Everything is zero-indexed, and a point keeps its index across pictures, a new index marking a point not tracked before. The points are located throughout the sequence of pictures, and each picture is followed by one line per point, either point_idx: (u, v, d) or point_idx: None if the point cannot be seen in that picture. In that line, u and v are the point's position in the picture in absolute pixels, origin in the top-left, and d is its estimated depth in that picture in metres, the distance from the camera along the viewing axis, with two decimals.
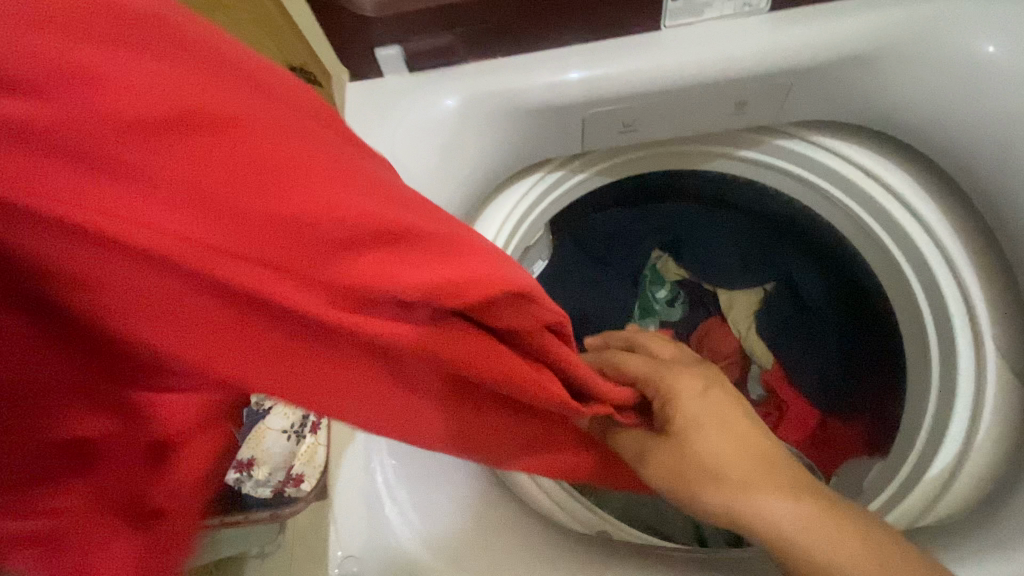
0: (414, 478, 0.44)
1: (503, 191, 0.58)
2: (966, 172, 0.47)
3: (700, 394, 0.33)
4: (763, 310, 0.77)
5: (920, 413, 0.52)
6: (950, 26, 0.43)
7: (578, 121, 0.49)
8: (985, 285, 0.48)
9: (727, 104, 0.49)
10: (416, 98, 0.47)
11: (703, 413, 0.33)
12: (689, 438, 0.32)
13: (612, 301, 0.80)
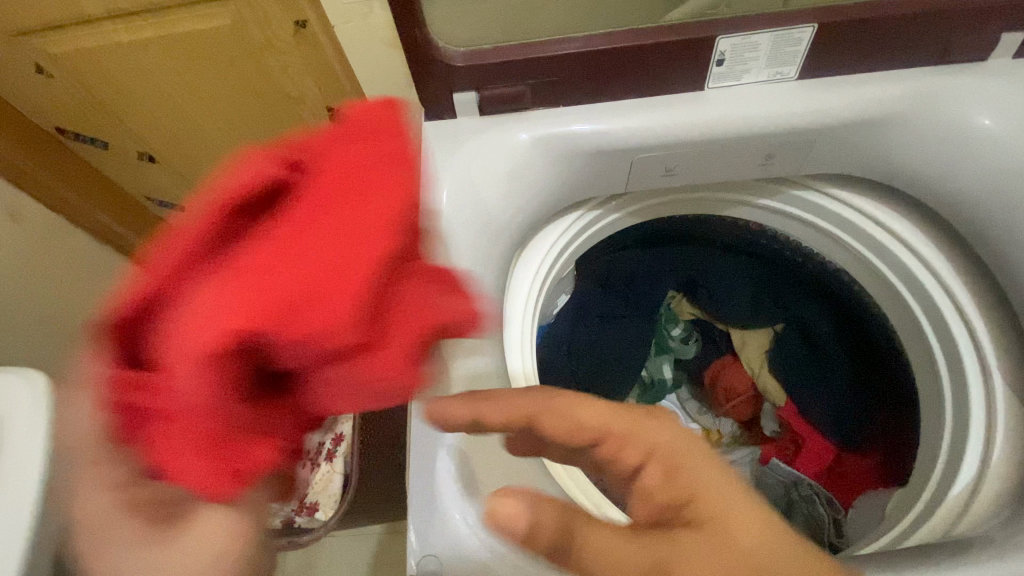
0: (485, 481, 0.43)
1: (551, 220, 0.63)
2: (962, 219, 0.53)
3: (689, 477, 0.29)
4: (774, 349, 0.83)
5: (934, 449, 0.56)
6: (944, 99, 0.51)
7: (626, 164, 0.55)
8: (996, 327, 0.53)
9: (756, 156, 0.55)
10: (489, 139, 0.52)
11: (703, 493, 0.29)
12: (688, 541, 0.27)
13: (630, 338, 0.86)
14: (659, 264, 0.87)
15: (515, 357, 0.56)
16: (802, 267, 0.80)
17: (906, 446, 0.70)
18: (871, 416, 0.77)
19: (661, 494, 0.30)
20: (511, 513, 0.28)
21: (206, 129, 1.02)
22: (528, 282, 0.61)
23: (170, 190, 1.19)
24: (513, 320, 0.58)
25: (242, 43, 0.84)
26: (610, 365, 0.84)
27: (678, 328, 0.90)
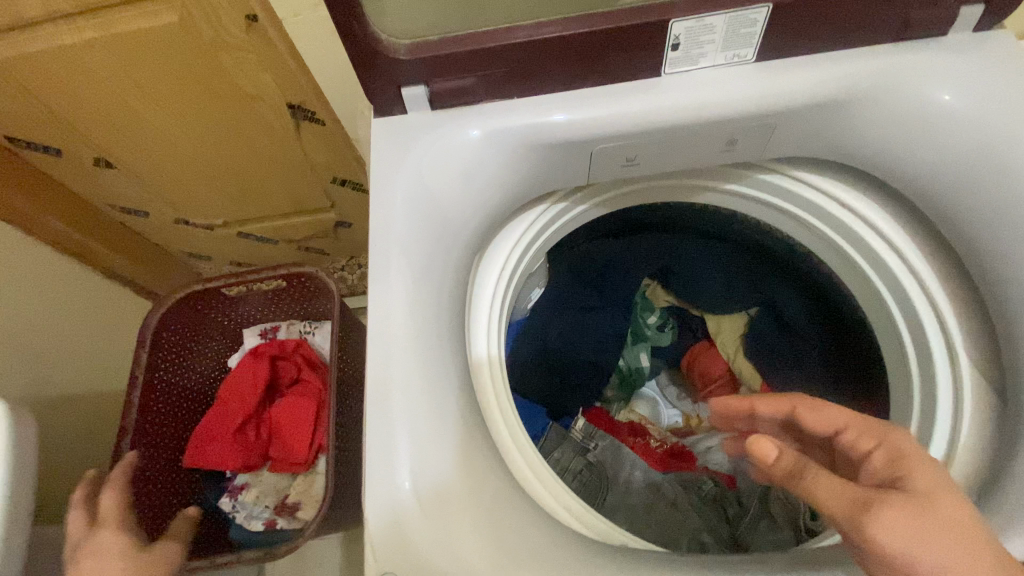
0: (434, 472, 0.42)
1: (514, 216, 0.61)
2: (927, 197, 0.53)
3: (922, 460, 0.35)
4: (749, 333, 0.83)
5: (903, 426, 0.56)
6: (904, 76, 0.50)
7: (586, 156, 0.53)
8: (960, 304, 0.53)
9: (718, 142, 0.54)
10: (442, 135, 0.50)
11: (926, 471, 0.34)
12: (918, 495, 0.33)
13: (605, 328, 0.86)
14: (631, 254, 0.87)
15: (481, 358, 0.55)
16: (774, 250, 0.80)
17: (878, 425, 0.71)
18: (844, 397, 0.77)
19: (884, 471, 0.36)
20: (766, 449, 0.39)
21: (166, 129, 0.97)
22: (494, 279, 0.59)
23: (131, 196, 1.15)
24: (478, 320, 0.57)
25: (192, 40, 0.80)
26: (587, 358, 0.84)
27: (654, 316, 0.90)
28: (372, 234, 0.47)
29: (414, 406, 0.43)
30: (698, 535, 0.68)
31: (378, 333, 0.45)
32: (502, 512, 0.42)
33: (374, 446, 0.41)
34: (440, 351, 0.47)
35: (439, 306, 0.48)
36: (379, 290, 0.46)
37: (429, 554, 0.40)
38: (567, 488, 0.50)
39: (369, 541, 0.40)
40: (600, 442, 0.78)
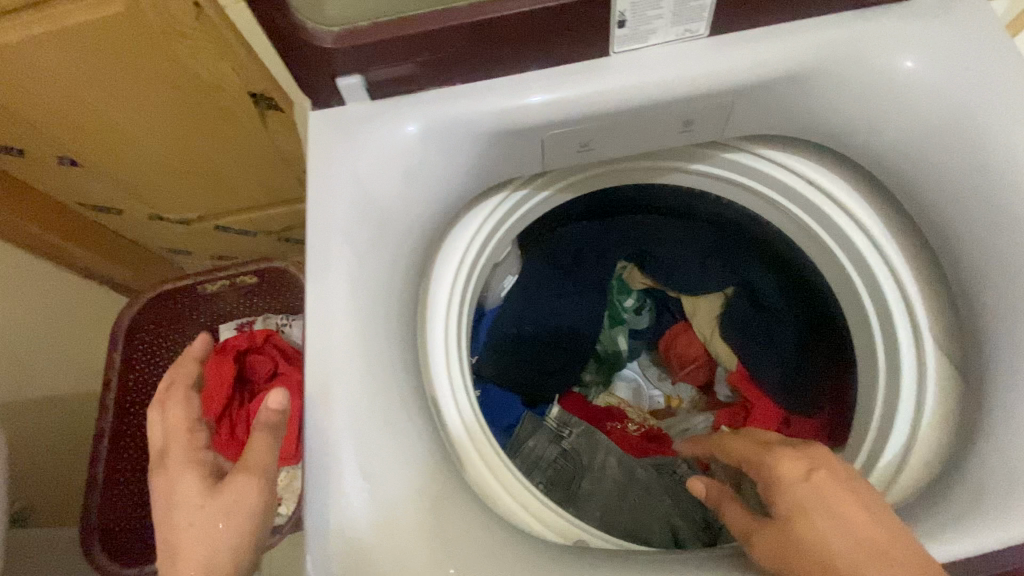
0: (377, 479, 0.41)
1: (471, 207, 0.59)
2: (890, 173, 0.51)
3: None
4: (725, 313, 0.82)
5: (867, 410, 0.56)
6: (867, 44, 0.47)
7: (537, 144, 0.51)
8: (925, 285, 0.52)
9: (674, 123, 0.52)
10: (381, 128, 0.48)
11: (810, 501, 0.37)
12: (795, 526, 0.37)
13: (578, 314, 0.84)
14: (604, 237, 0.85)
15: (438, 356, 0.54)
16: (748, 228, 0.78)
17: (847, 400, 0.70)
18: (814, 371, 0.77)
19: None
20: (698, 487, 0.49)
21: (130, 132, 0.92)
22: (450, 275, 0.57)
23: (103, 194, 1.07)
24: (435, 316, 0.55)
25: (144, 31, 0.74)
26: (562, 344, 0.84)
27: (631, 299, 0.88)
28: (309, 236, 0.46)
29: (356, 411, 0.42)
30: (670, 520, 0.68)
31: (319, 341, 0.44)
32: (448, 515, 0.42)
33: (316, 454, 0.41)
34: (386, 352, 0.46)
35: (385, 309, 0.47)
36: (317, 295, 0.45)
37: (374, 562, 0.39)
38: (527, 485, 0.50)
39: (310, 544, 0.40)
40: (574, 429, 0.77)
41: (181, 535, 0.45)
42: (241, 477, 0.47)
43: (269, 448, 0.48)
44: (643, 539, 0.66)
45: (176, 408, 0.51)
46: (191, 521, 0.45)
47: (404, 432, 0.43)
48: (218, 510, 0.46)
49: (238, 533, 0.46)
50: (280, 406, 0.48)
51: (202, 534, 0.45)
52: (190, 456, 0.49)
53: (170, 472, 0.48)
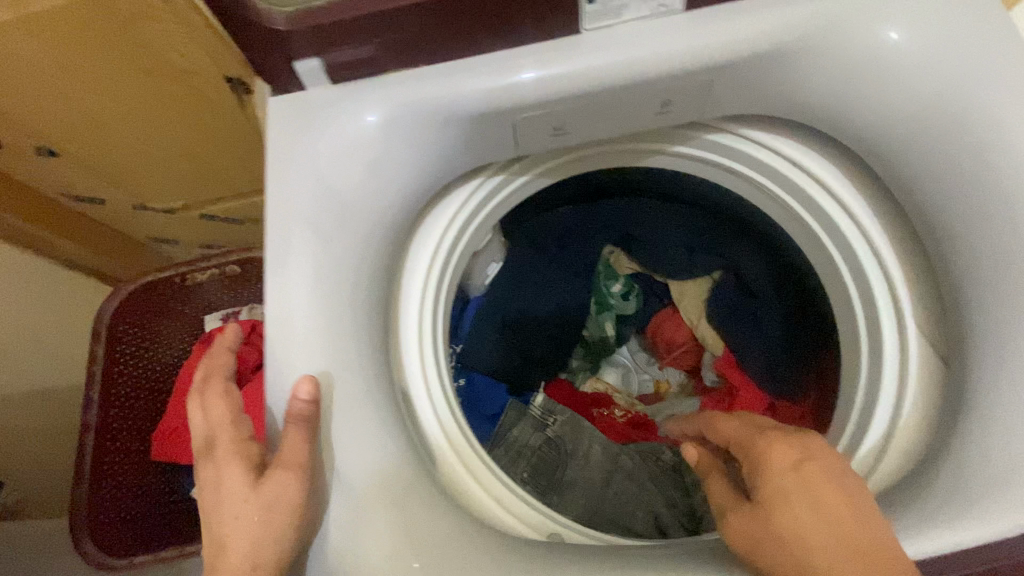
0: (342, 476, 0.41)
1: (446, 194, 0.57)
2: (876, 153, 0.49)
3: None
4: (712, 297, 0.80)
5: (850, 397, 0.55)
6: (853, 15, 0.44)
7: (508, 126, 0.49)
8: (909, 269, 0.51)
9: (651, 103, 0.49)
10: (340, 114, 0.46)
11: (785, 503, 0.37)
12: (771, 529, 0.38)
13: (564, 300, 0.83)
14: (590, 221, 0.83)
15: (411, 349, 0.52)
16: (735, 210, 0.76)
17: (831, 386, 0.70)
18: (798, 358, 0.77)
19: None
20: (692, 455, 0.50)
21: (117, 127, 0.88)
22: (425, 265, 0.55)
23: (81, 184, 1.00)
24: (409, 309, 0.54)
25: (109, 11, 0.68)
26: (548, 331, 0.83)
27: (618, 284, 0.87)
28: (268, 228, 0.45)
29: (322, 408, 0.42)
30: (652, 508, 0.68)
31: (282, 338, 0.43)
32: (413, 512, 0.41)
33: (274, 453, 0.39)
34: (351, 347, 0.45)
35: (350, 303, 0.46)
36: (274, 290, 0.44)
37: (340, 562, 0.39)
38: (501, 478, 0.49)
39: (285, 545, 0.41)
40: (560, 416, 0.77)
41: (227, 536, 0.37)
42: (282, 469, 0.38)
43: (308, 438, 0.40)
44: (626, 531, 0.66)
45: (215, 394, 0.41)
46: (237, 516, 0.37)
47: (369, 428, 0.43)
48: (256, 508, 0.37)
49: (287, 532, 0.38)
50: (313, 395, 0.41)
51: (246, 536, 0.37)
52: (234, 447, 0.39)
53: (218, 463, 0.38)
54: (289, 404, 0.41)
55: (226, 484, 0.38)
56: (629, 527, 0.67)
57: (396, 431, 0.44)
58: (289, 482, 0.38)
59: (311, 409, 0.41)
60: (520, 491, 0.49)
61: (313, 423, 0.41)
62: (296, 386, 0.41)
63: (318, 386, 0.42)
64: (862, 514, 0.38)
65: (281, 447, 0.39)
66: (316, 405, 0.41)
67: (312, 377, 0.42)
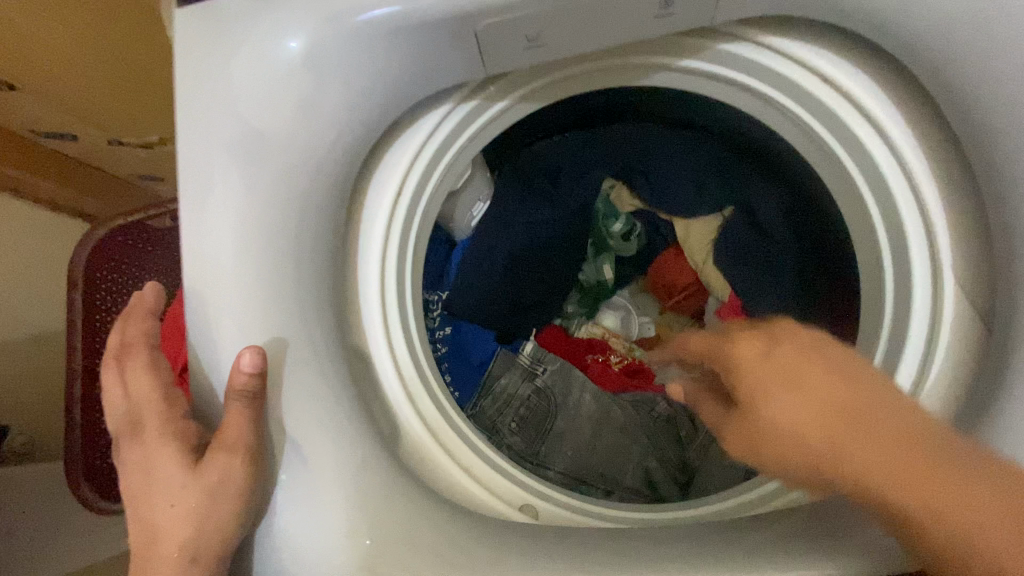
0: (285, 462, 0.36)
1: (406, 130, 0.48)
2: (934, 65, 0.39)
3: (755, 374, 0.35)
4: (721, 239, 0.73)
5: (871, 355, 0.49)
6: None
7: (471, 39, 0.40)
8: (957, 209, 0.43)
9: (649, 4, 0.39)
10: (259, 31, 0.38)
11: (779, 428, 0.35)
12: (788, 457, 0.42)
13: (558, 242, 0.76)
14: (588, 152, 0.74)
15: (371, 312, 0.47)
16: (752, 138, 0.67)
17: (851, 311, 0.64)
18: (813, 287, 0.70)
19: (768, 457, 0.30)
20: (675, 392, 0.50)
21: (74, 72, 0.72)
22: (384, 216, 0.48)
23: (39, 120, 0.81)
24: (370, 262, 0.47)
25: None
26: (542, 276, 0.76)
27: (619, 223, 0.78)
28: (183, 170, 0.39)
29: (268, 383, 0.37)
30: (643, 463, 0.65)
31: (210, 302, 0.38)
32: (370, 494, 0.37)
33: (207, 437, 0.34)
34: (291, 312, 0.39)
35: (289, 262, 0.40)
36: (194, 246, 0.38)
37: (290, 551, 0.36)
38: (474, 449, 0.46)
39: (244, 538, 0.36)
40: (550, 366, 0.73)
41: (159, 527, 0.32)
42: (222, 452, 0.33)
43: (253, 417, 0.34)
44: (614, 488, 0.63)
45: (138, 365, 0.35)
46: (170, 503, 0.32)
47: (313, 405, 0.38)
48: (188, 501, 0.32)
49: (233, 517, 0.33)
50: (257, 367, 0.34)
51: (183, 527, 0.32)
52: (162, 431, 0.33)
53: (147, 446, 0.33)
54: (230, 376, 0.34)
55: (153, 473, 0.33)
56: (617, 484, 0.64)
57: (351, 405, 0.39)
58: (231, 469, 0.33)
59: (256, 383, 0.34)
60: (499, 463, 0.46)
61: (260, 399, 0.34)
62: (237, 356, 0.34)
63: (264, 357, 0.35)
64: (849, 378, 0.32)
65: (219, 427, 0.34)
66: (262, 377, 0.35)
67: (256, 346, 0.35)
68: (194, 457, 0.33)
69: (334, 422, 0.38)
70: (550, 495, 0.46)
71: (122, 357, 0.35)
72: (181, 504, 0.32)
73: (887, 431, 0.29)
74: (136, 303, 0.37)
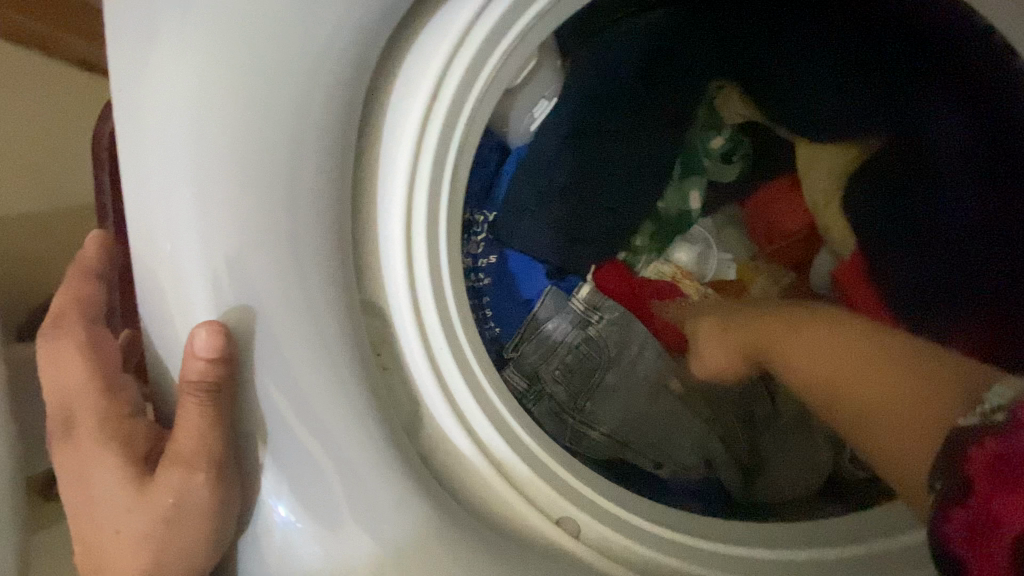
0: (293, 468, 0.29)
1: (442, 5, 0.34)
2: None
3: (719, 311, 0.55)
4: (861, 180, 0.57)
5: None
6: None
7: None
8: None
9: None
10: None
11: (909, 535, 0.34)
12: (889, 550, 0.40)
13: (636, 159, 0.60)
14: (693, 46, 0.59)
15: (393, 266, 0.36)
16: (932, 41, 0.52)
17: None
18: (953, 282, 0.54)
19: None
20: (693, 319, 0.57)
21: None
22: (412, 130, 0.35)
23: None
24: (392, 191, 0.35)
25: None
26: (611, 204, 0.61)
27: (721, 139, 0.63)
28: (130, 33, 0.28)
29: (263, 362, 0.29)
30: (703, 442, 0.57)
31: (168, 252, 0.28)
32: (373, 510, 0.30)
33: (161, 443, 0.28)
34: (269, 269, 0.29)
35: (279, 195, 0.30)
36: (139, 147, 0.28)
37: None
38: (516, 447, 0.37)
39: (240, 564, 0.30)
40: (606, 315, 0.61)
41: (110, 552, 0.27)
42: (180, 466, 0.27)
43: (216, 413, 0.28)
44: (669, 466, 0.56)
45: (70, 345, 0.28)
46: (116, 529, 0.27)
47: (313, 391, 0.30)
48: (137, 529, 0.27)
49: (200, 543, 0.28)
50: (217, 352, 0.28)
51: (138, 555, 0.27)
52: (104, 437, 0.27)
53: (85, 454, 0.27)
54: (185, 363, 0.28)
55: (96, 487, 0.27)
56: (673, 462, 0.56)
57: (370, 395, 0.32)
58: (192, 489, 0.27)
59: (216, 372, 0.28)
60: (546, 462, 0.38)
61: (229, 388, 0.29)
62: (191, 337, 0.28)
63: (227, 338, 0.28)
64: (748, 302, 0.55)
65: (174, 430, 0.28)
66: (227, 364, 0.28)
67: (216, 322, 0.28)
68: (142, 473, 0.27)
69: (354, 410, 0.31)
70: (609, 508, 0.38)
71: (55, 331, 0.29)
72: (128, 531, 0.27)
73: (774, 322, 0.49)
74: (76, 261, 0.31)
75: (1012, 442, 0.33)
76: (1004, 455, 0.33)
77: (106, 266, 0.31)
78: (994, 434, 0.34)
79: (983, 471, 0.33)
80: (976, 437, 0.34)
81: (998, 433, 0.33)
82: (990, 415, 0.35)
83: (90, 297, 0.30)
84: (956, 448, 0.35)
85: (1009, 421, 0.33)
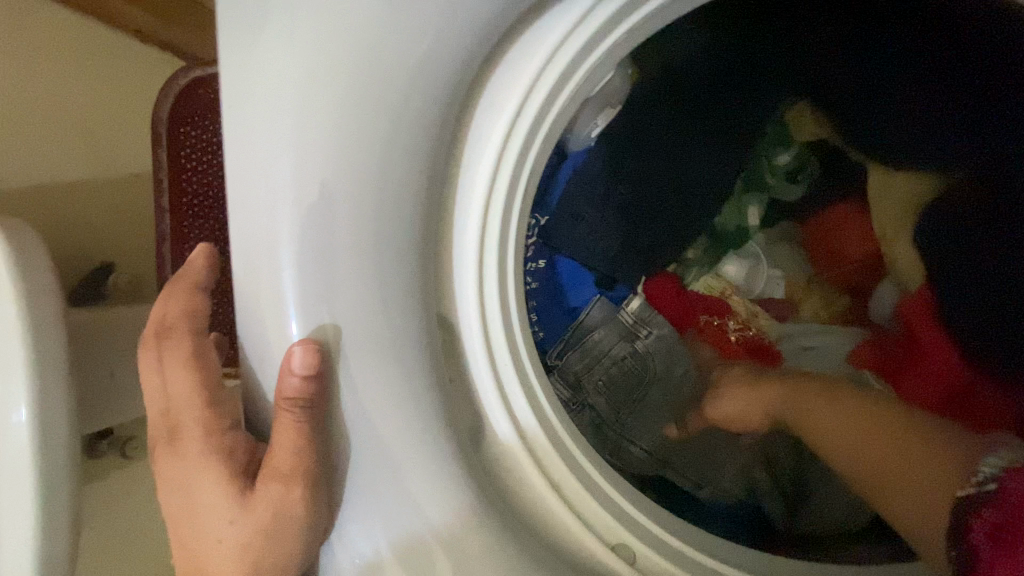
0: (375, 483, 0.30)
1: (536, 22, 0.34)
2: None
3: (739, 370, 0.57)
4: (941, 214, 0.55)
5: None
6: None
7: None
8: None
9: None
10: None
11: None
12: None
13: (700, 172, 0.58)
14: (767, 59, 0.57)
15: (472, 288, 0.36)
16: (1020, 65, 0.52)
17: None
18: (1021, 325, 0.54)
19: None
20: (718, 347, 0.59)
21: None
22: (497, 150, 0.35)
23: None
24: (470, 212, 0.35)
25: None
26: (670, 219, 0.58)
27: (787, 156, 0.61)
28: (243, 42, 0.29)
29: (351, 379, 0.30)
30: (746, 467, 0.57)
31: (265, 268, 0.29)
32: (449, 529, 0.31)
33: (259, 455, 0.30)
34: (357, 285, 0.30)
35: (368, 214, 0.30)
36: (242, 147, 0.29)
37: None
38: (586, 480, 0.37)
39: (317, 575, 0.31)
40: (655, 330, 0.60)
41: (208, 559, 0.28)
42: (277, 481, 0.29)
43: (308, 431, 0.29)
44: (711, 488, 0.56)
45: (178, 355, 0.30)
46: (218, 538, 0.28)
47: (396, 409, 0.30)
48: (236, 539, 0.28)
49: (291, 556, 0.29)
50: (312, 369, 0.29)
51: (234, 564, 0.28)
52: (207, 448, 0.29)
53: (189, 463, 0.29)
54: (282, 378, 0.29)
55: (199, 496, 0.29)
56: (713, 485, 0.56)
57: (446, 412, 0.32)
58: (288, 505, 0.28)
59: (310, 387, 0.29)
60: (614, 495, 0.38)
61: (321, 404, 0.30)
62: (289, 354, 0.29)
63: (320, 356, 0.29)
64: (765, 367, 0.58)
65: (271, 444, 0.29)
66: (319, 380, 0.29)
67: (309, 341, 0.29)
68: (243, 485, 0.29)
69: (433, 427, 0.31)
70: (672, 544, 0.38)
71: (160, 341, 0.30)
72: (228, 541, 0.28)
73: (792, 391, 0.52)
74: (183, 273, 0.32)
75: (1004, 510, 0.35)
76: (999, 524, 0.35)
77: (211, 275, 0.32)
78: (987, 504, 0.36)
79: (981, 538, 0.36)
80: (973, 508, 0.37)
81: (990, 501, 0.36)
82: (981, 486, 0.37)
83: (194, 308, 0.31)
84: (959, 520, 0.37)
85: (997, 490, 0.36)
